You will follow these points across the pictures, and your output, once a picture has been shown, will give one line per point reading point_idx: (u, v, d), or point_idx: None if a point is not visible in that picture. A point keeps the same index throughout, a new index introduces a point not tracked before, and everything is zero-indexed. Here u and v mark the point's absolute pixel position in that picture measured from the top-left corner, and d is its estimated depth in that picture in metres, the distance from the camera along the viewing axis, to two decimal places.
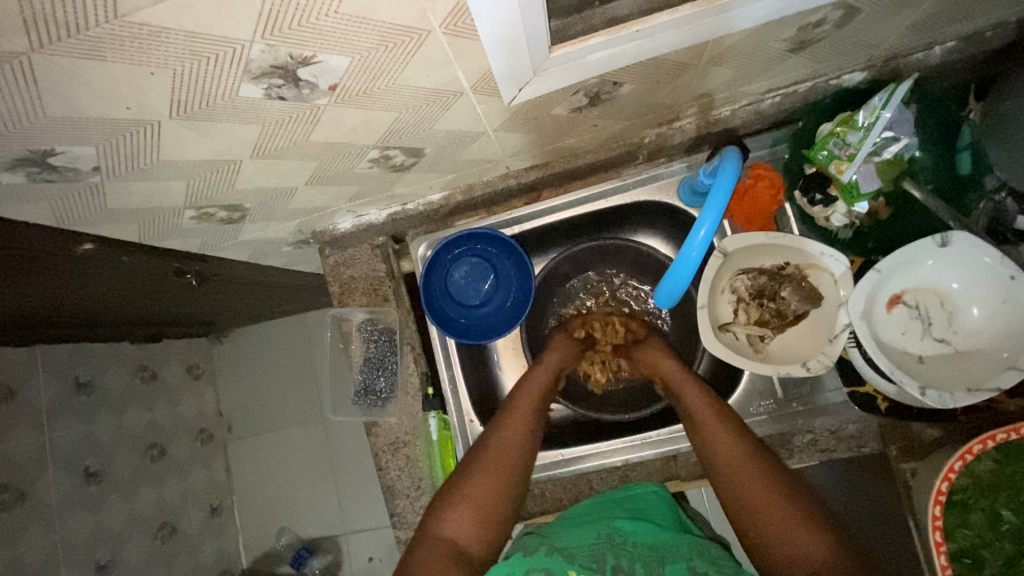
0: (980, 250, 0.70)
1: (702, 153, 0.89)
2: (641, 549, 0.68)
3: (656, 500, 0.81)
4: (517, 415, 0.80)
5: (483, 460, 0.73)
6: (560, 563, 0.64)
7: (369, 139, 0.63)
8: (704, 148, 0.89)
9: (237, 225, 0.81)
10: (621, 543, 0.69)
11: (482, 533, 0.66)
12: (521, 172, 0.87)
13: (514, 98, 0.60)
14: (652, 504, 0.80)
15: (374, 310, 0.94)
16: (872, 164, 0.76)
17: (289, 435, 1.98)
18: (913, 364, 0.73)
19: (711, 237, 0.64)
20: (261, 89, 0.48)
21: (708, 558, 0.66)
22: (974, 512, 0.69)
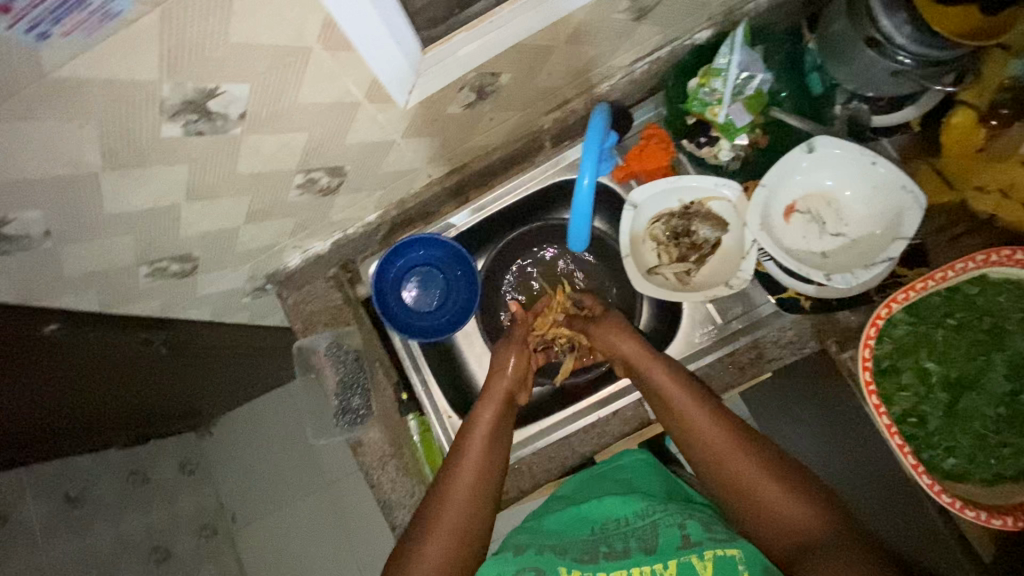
0: (840, 149, 0.80)
1: None
2: (634, 528, 0.75)
3: (646, 469, 0.89)
4: (471, 462, 0.79)
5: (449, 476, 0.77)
6: (551, 561, 0.70)
7: (290, 164, 0.71)
8: None
9: (192, 278, 0.87)
10: (614, 529, 0.76)
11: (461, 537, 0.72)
12: (444, 178, 0.96)
13: (407, 101, 0.69)
14: (642, 474, 0.88)
15: (339, 335, 1.00)
16: (739, 102, 0.88)
17: (294, 511, 1.92)
18: (819, 261, 0.82)
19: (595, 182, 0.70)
20: (179, 127, 0.56)
21: (697, 519, 0.72)
22: (904, 373, 0.75)
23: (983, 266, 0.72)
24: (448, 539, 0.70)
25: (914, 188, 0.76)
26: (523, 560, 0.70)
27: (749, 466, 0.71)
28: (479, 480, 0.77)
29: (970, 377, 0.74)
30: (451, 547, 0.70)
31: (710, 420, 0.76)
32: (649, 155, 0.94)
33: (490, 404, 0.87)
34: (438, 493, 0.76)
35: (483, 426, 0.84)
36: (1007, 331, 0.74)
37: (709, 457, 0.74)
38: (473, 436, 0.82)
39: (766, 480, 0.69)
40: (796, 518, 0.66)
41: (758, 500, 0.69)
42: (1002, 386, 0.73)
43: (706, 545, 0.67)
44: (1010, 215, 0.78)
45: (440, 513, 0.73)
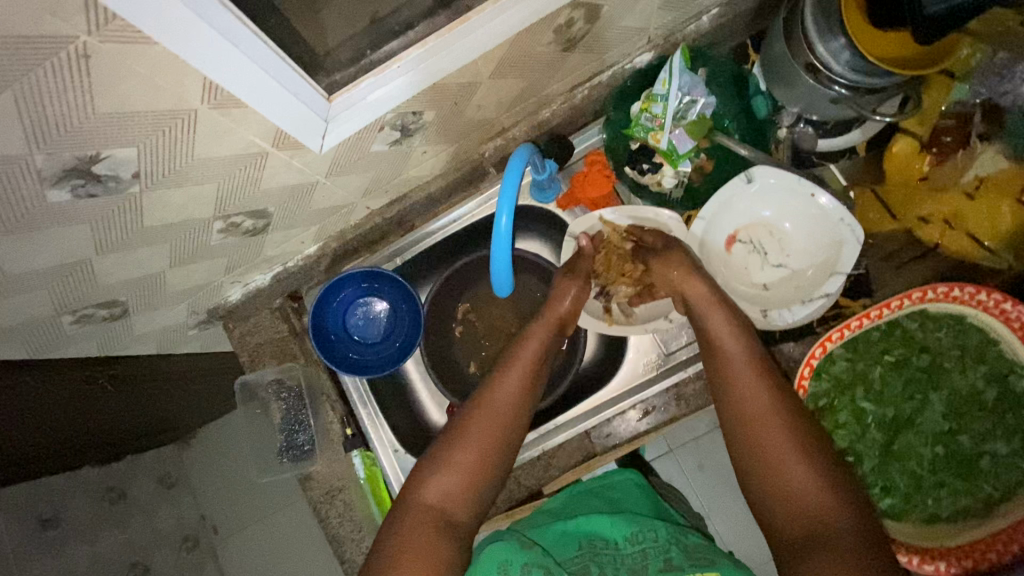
0: (779, 180, 0.78)
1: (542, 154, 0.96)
2: (624, 554, 0.74)
3: (634, 489, 0.88)
4: (495, 412, 0.74)
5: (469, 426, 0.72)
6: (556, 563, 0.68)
7: (205, 211, 0.69)
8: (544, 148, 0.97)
9: (125, 320, 0.85)
10: (604, 548, 0.75)
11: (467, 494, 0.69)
12: (384, 209, 0.94)
13: (322, 146, 0.67)
14: (630, 495, 0.86)
15: (284, 369, 0.99)
16: (682, 128, 0.86)
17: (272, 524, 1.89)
18: (759, 293, 0.80)
19: (514, 223, 0.66)
20: (67, 192, 0.54)
21: (682, 548, 0.73)
22: (841, 412, 0.73)
23: (920, 303, 0.71)
24: (457, 488, 0.68)
25: (850, 222, 0.75)
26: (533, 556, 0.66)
27: (776, 432, 0.65)
28: (499, 435, 0.72)
29: (906, 417, 0.73)
30: (460, 499, 0.68)
31: (754, 375, 0.69)
32: (591, 184, 0.90)
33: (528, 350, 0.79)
34: (456, 438, 0.72)
35: (514, 376, 0.77)
36: (944, 369, 0.73)
37: (736, 408, 0.68)
38: (501, 387, 0.76)
39: (790, 448, 0.63)
40: (805, 496, 0.61)
41: (773, 469, 0.63)
42: (936, 426, 0.72)
43: (690, 569, 0.68)
44: (951, 244, 0.78)
45: (454, 458, 0.70)
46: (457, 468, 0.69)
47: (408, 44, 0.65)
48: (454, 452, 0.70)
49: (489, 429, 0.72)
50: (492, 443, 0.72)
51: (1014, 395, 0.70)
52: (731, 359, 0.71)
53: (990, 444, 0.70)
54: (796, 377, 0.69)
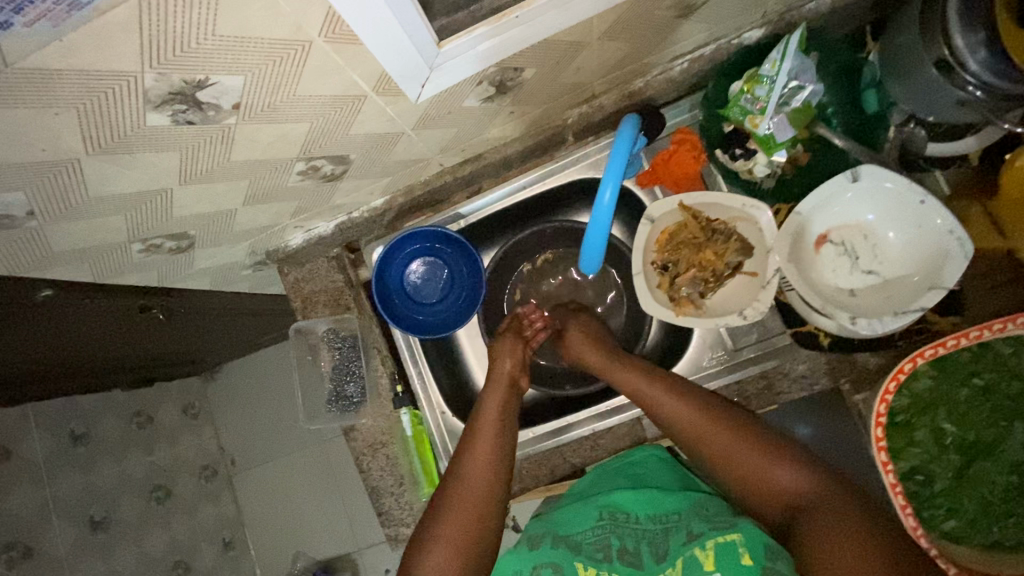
0: (887, 181, 0.73)
1: None
2: (646, 530, 0.72)
3: (659, 463, 0.82)
4: (474, 468, 0.73)
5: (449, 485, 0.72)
6: (566, 556, 0.70)
7: (290, 152, 0.66)
8: None
9: (189, 254, 0.84)
10: (626, 522, 0.73)
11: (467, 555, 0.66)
12: (456, 168, 0.90)
13: (420, 96, 0.63)
14: (655, 467, 0.82)
15: (337, 319, 0.98)
16: (783, 114, 0.80)
17: (289, 463, 1.89)
18: (845, 298, 0.77)
19: (617, 199, 0.63)
20: (166, 116, 0.51)
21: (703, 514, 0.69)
22: (918, 430, 0.72)
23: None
24: (450, 554, 0.65)
25: (961, 235, 0.70)
26: (540, 556, 0.71)
27: (735, 452, 0.68)
28: (483, 499, 0.70)
29: (987, 443, 0.70)
30: (450, 568, 0.64)
31: (697, 418, 0.71)
32: (677, 163, 0.87)
33: (486, 421, 0.79)
34: (430, 511, 0.70)
35: (483, 437, 0.77)
36: None
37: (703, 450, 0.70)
38: (469, 455, 0.75)
39: (752, 456, 0.66)
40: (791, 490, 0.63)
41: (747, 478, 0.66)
42: (1018, 454, 0.69)
43: (712, 536, 0.65)
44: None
45: (437, 544, 0.66)
46: (441, 544, 0.66)
47: None
48: (437, 521, 0.68)
49: (473, 493, 0.71)
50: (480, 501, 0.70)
51: None
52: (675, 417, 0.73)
53: None
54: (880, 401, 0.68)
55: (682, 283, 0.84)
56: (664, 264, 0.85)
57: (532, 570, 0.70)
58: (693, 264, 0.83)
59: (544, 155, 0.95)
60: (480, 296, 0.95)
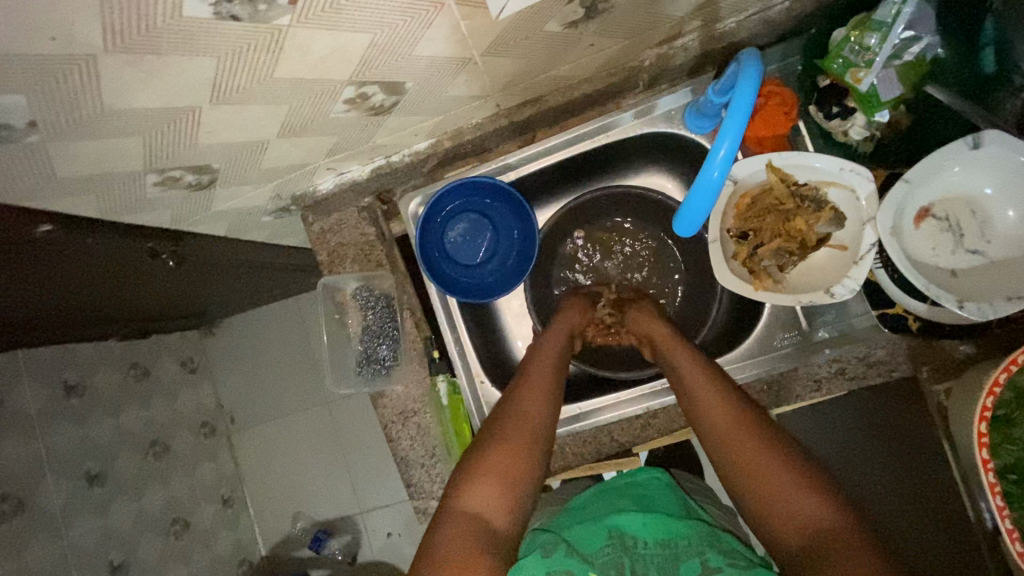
0: (1014, 150, 0.65)
1: (707, 75, 0.81)
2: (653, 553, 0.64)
3: (662, 487, 0.77)
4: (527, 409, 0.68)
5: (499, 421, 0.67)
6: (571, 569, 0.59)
7: (342, 73, 0.56)
8: (708, 69, 0.81)
9: (208, 192, 0.74)
10: (634, 547, 0.65)
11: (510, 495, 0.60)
12: (513, 111, 0.80)
13: (502, 12, 0.53)
14: (657, 490, 0.76)
15: (368, 276, 0.89)
16: (892, 69, 0.73)
17: (291, 423, 1.83)
18: (944, 279, 0.69)
19: (734, 153, 0.55)
20: (208, 5, 0.41)
21: (717, 548, 0.64)
22: (1018, 427, 0.65)
23: None
24: (502, 473, 0.61)
25: None
26: (556, 564, 0.60)
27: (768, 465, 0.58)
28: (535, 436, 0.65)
29: None
30: (495, 500, 0.59)
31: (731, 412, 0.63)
32: (763, 119, 0.77)
33: (543, 370, 0.74)
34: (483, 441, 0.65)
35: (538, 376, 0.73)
36: None
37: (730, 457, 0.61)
38: (524, 392, 0.70)
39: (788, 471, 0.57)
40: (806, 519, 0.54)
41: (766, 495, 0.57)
42: None
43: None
44: None
45: (485, 462, 0.61)
46: (493, 471, 0.61)
47: None
48: (488, 451, 0.62)
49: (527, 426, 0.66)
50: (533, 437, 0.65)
51: None
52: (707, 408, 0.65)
53: None
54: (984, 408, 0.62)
55: (764, 253, 0.77)
56: (745, 233, 0.77)
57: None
58: (779, 234, 0.76)
59: (608, 104, 0.85)
60: (531, 258, 0.86)
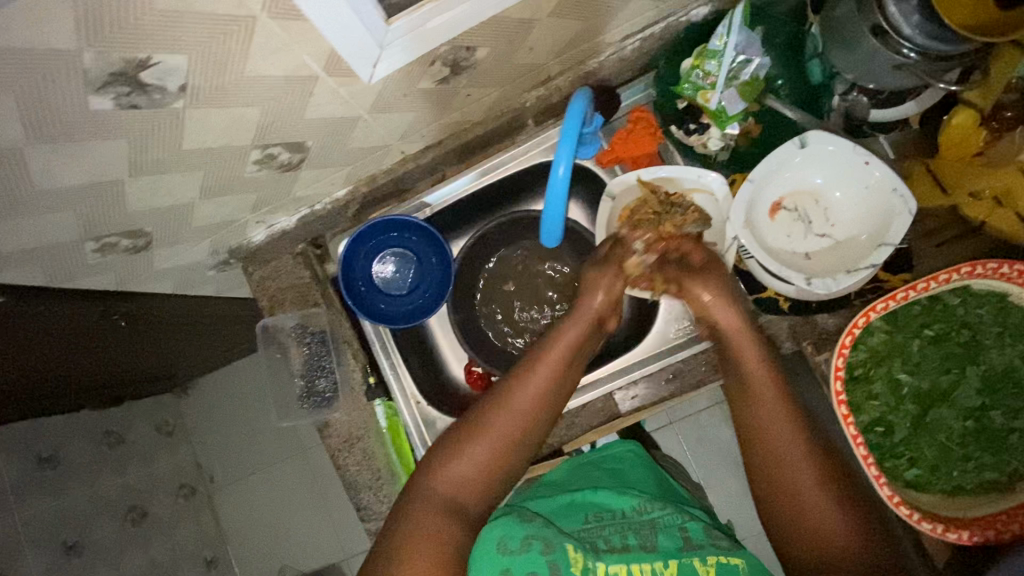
0: (833, 146, 0.76)
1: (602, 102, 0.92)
2: (632, 521, 0.76)
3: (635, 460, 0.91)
4: (515, 410, 0.71)
5: (491, 416, 0.70)
6: (560, 538, 0.69)
7: (244, 138, 0.65)
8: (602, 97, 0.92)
9: (147, 253, 0.82)
10: (611, 518, 0.77)
11: (475, 496, 0.68)
12: (418, 155, 0.91)
13: (372, 76, 0.63)
14: (634, 466, 0.89)
15: (305, 315, 0.97)
16: (733, 88, 0.82)
17: (274, 473, 1.79)
18: (800, 262, 0.79)
19: (571, 171, 0.65)
20: (110, 100, 0.51)
21: (696, 523, 0.76)
22: (876, 382, 0.74)
23: (967, 278, 0.71)
24: (466, 485, 0.67)
25: (904, 193, 0.73)
26: (534, 529, 0.69)
27: (801, 476, 0.64)
28: (501, 457, 0.69)
29: (941, 391, 0.73)
30: (468, 501, 0.67)
31: (786, 426, 0.67)
32: (635, 139, 0.88)
33: (528, 388, 0.72)
34: (451, 449, 0.69)
35: (521, 399, 0.71)
36: (983, 346, 0.72)
37: (765, 460, 0.67)
38: (505, 411, 0.71)
39: (813, 490, 0.63)
40: (819, 534, 0.61)
41: (794, 507, 0.64)
42: (971, 401, 0.72)
43: (709, 550, 0.71)
44: (997, 223, 0.77)
45: (463, 454, 0.68)
46: (471, 473, 0.68)
47: None
48: (465, 452, 0.68)
49: (500, 440, 0.69)
50: (505, 455, 0.69)
51: None
52: (764, 412, 0.69)
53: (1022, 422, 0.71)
54: (835, 362, 0.70)
55: None
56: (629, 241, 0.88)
57: (523, 539, 0.68)
58: None
59: (505, 141, 0.96)
60: (449, 281, 0.95)
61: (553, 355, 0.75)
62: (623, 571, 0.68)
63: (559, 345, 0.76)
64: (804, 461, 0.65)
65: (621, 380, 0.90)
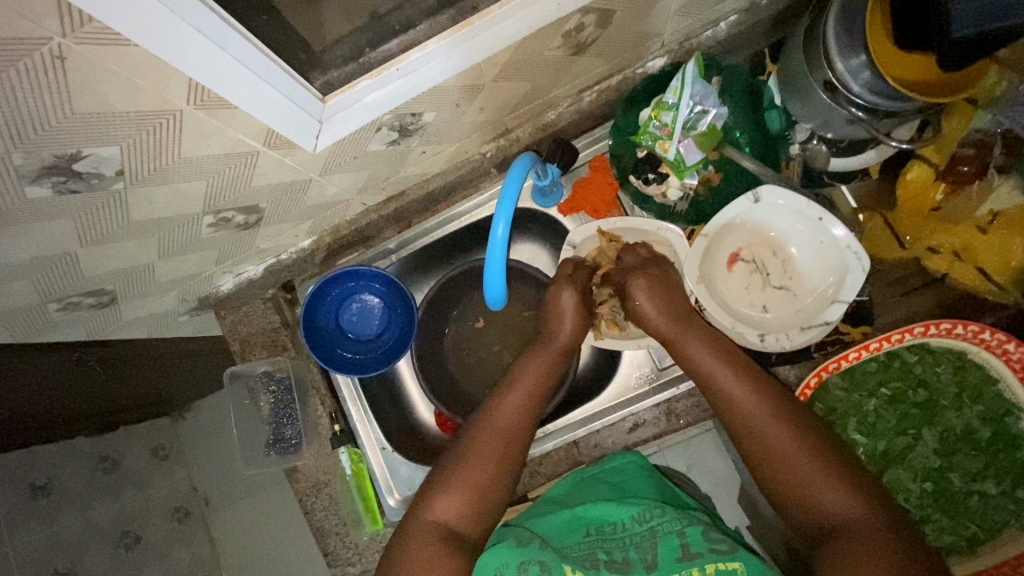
0: (787, 199, 0.76)
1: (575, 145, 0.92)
2: (634, 534, 0.67)
3: (637, 469, 0.78)
4: (495, 427, 0.70)
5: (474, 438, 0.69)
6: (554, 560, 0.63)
7: (193, 208, 0.67)
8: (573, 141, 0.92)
9: (114, 308, 0.84)
10: (613, 533, 0.68)
11: (472, 514, 0.64)
12: (381, 206, 0.92)
13: (316, 146, 0.64)
14: (636, 472, 0.77)
15: (274, 362, 0.98)
16: (690, 138, 0.81)
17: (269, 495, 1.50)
18: (758, 315, 0.79)
19: (510, 232, 0.65)
20: (47, 188, 0.52)
21: (696, 525, 0.65)
22: None
23: (922, 337, 0.70)
24: (464, 512, 0.64)
25: (858, 249, 0.73)
26: (529, 553, 0.63)
27: (791, 453, 0.60)
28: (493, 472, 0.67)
29: (897, 452, 0.72)
30: (466, 519, 0.64)
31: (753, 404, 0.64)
32: (595, 189, 0.91)
33: (508, 407, 0.72)
34: (441, 484, 0.66)
35: (500, 424, 0.70)
36: (940, 406, 0.71)
37: (753, 443, 0.63)
38: (485, 436, 0.69)
39: (808, 467, 0.59)
40: (827, 505, 0.57)
41: (794, 483, 0.59)
42: (928, 462, 0.71)
43: (709, 557, 0.61)
44: (960, 275, 0.76)
45: (453, 479, 0.66)
46: (463, 491, 0.65)
47: (409, 44, 0.62)
48: (456, 475, 0.66)
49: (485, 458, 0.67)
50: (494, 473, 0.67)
51: (1008, 436, 0.69)
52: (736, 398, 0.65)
53: (980, 484, 0.69)
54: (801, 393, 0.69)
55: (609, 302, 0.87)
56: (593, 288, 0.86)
57: (520, 566, 0.62)
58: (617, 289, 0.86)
59: (468, 189, 0.97)
60: (413, 328, 0.97)
61: (526, 379, 0.75)
62: None
63: (533, 372, 0.76)
64: (784, 431, 0.62)
65: (583, 430, 0.89)
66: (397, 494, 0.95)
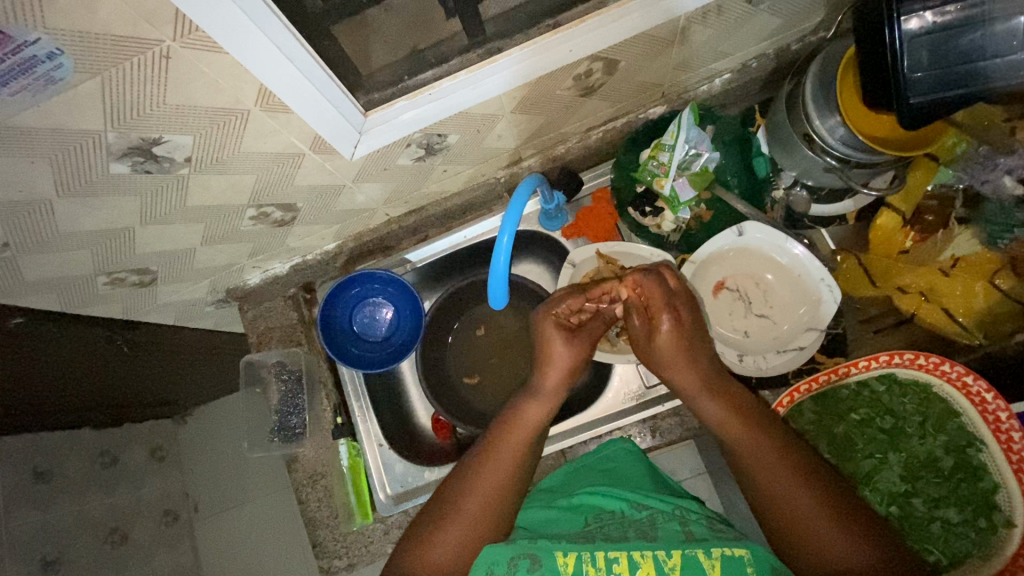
0: (766, 233, 0.84)
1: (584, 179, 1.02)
2: (630, 519, 0.69)
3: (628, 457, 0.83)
4: (492, 472, 0.72)
5: (470, 485, 0.71)
6: (547, 547, 0.62)
7: (240, 200, 0.76)
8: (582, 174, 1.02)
9: (152, 288, 0.93)
10: (609, 518, 0.70)
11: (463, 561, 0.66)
12: (402, 218, 1.01)
13: (354, 154, 0.74)
14: (629, 462, 0.81)
15: (287, 354, 1.05)
16: (684, 177, 0.91)
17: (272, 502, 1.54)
18: (740, 338, 0.86)
19: (514, 242, 0.73)
20: (127, 166, 0.62)
21: (696, 521, 0.68)
22: None
23: (885, 367, 0.76)
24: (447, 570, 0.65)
25: (830, 282, 0.81)
26: (518, 548, 0.63)
27: (800, 504, 0.63)
28: (484, 520, 0.69)
29: (864, 474, 0.78)
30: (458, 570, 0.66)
31: (773, 459, 0.67)
32: (597, 218, 1.00)
33: (501, 453, 0.74)
34: (428, 534, 0.68)
35: (485, 479, 0.72)
36: (905, 433, 0.78)
37: (766, 496, 0.66)
38: (471, 494, 0.70)
39: (818, 518, 0.62)
40: (836, 560, 0.60)
41: (807, 535, 0.62)
42: (892, 486, 0.77)
43: (712, 543, 0.62)
44: (926, 317, 0.83)
45: (443, 529, 0.68)
46: (455, 543, 0.67)
47: (442, 74, 0.73)
48: (444, 527, 0.68)
49: (476, 504, 0.70)
50: (484, 518, 0.69)
51: (970, 466, 0.72)
52: (748, 450, 0.69)
53: (943, 511, 0.74)
54: (776, 407, 0.74)
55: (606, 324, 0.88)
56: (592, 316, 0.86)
57: (509, 562, 0.61)
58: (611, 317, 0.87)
59: (481, 211, 1.06)
60: (420, 333, 1.04)
61: (512, 435, 0.76)
62: (624, 560, 0.61)
63: (519, 427, 0.76)
64: (799, 487, 0.64)
65: (570, 440, 0.94)
66: (388, 489, 0.99)
